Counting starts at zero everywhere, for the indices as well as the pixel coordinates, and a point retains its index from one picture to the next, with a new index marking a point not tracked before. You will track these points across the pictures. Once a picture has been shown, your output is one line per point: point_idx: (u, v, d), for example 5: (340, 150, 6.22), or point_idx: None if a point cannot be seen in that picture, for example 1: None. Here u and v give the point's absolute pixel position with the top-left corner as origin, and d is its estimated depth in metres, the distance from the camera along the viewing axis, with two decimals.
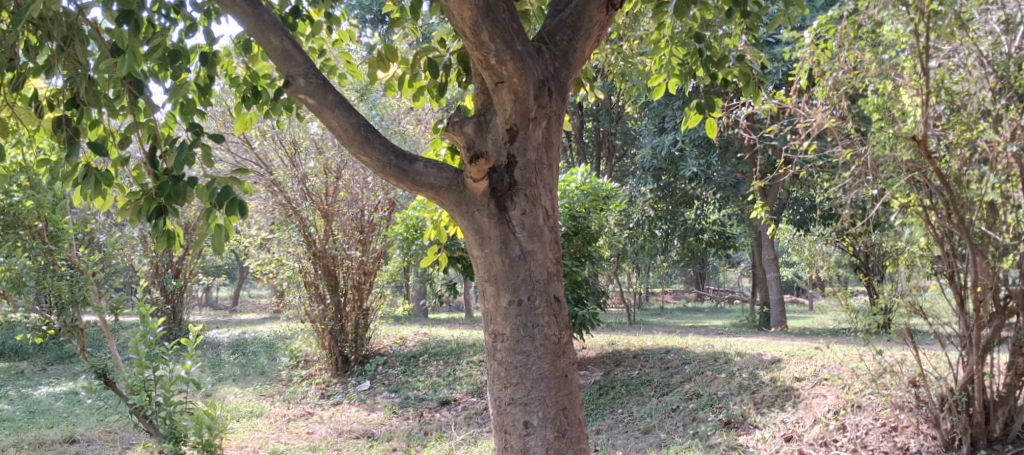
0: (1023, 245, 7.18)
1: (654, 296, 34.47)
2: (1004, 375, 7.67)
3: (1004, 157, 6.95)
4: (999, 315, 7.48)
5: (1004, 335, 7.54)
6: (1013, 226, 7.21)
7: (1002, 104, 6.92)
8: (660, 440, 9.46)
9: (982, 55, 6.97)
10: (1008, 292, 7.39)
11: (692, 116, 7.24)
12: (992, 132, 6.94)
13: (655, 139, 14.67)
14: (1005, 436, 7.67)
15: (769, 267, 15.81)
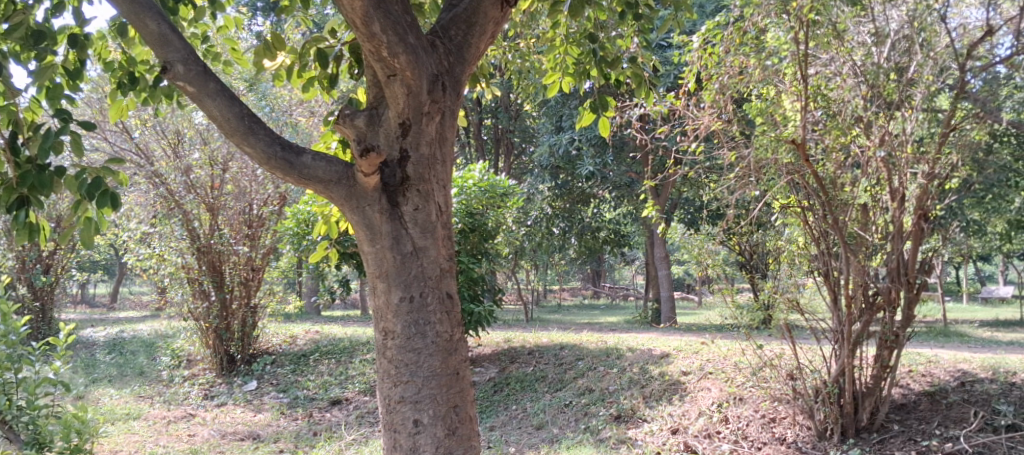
0: (890, 245, 7.66)
1: (551, 294, 34.76)
2: (871, 367, 8.08)
3: (874, 161, 7.45)
4: (868, 311, 7.84)
5: (872, 329, 7.90)
6: (881, 228, 7.69)
7: (873, 111, 7.33)
8: (552, 435, 9.59)
9: (855, 64, 7.40)
10: (877, 289, 7.77)
11: (584, 115, 7.34)
12: (865, 137, 7.44)
13: (552, 137, 14.77)
14: (871, 425, 8.12)
15: (661, 264, 16.21)
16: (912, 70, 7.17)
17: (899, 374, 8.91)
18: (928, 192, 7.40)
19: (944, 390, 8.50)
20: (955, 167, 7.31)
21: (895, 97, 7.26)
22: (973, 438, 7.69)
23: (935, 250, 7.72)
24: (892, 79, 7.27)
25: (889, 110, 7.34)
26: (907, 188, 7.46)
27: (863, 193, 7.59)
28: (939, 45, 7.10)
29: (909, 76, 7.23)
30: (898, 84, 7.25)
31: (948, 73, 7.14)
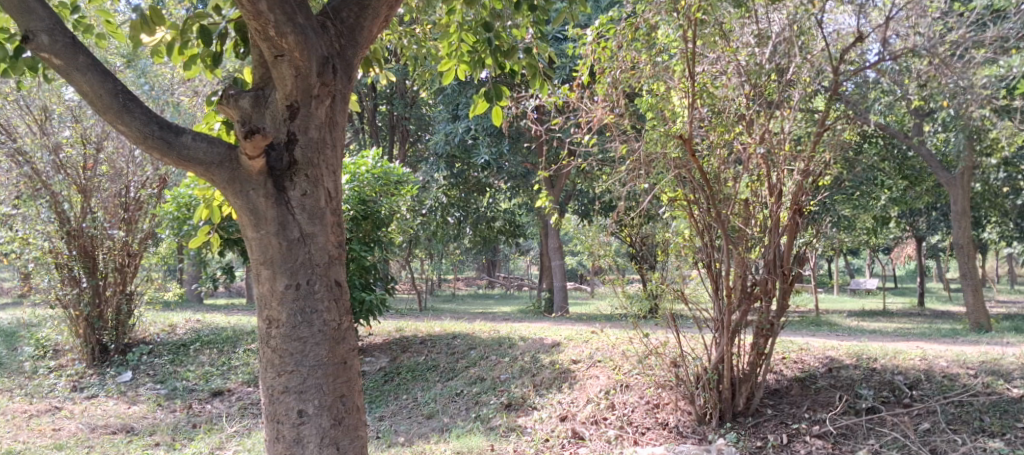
0: (769, 238, 7.99)
1: (445, 283, 34.61)
2: (747, 354, 8.44)
3: (754, 158, 7.76)
4: (746, 300, 8.20)
5: (750, 318, 8.28)
6: (760, 222, 8.01)
7: (755, 110, 7.74)
8: (442, 424, 9.59)
9: (739, 64, 7.74)
10: (755, 280, 8.15)
11: (478, 103, 7.35)
12: (746, 135, 7.73)
13: (449, 125, 14.50)
14: (747, 410, 8.49)
15: (554, 255, 16.36)
16: (791, 72, 7.68)
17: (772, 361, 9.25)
18: (803, 188, 7.81)
19: (814, 376, 8.93)
20: (826, 163, 7.82)
21: (775, 97, 7.77)
22: (837, 421, 8.25)
23: (809, 244, 8.12)
24: (773, 80, 7.76)
25: (769, 109, 7.80)
26: (784, 184, 7.83)
27: (744, 188, 7.95)
28: (816, 48, 7.72)
29: (788, 77, 7.72)
30: (779, 85, 7.75)
31: (823, 75, 7.79)
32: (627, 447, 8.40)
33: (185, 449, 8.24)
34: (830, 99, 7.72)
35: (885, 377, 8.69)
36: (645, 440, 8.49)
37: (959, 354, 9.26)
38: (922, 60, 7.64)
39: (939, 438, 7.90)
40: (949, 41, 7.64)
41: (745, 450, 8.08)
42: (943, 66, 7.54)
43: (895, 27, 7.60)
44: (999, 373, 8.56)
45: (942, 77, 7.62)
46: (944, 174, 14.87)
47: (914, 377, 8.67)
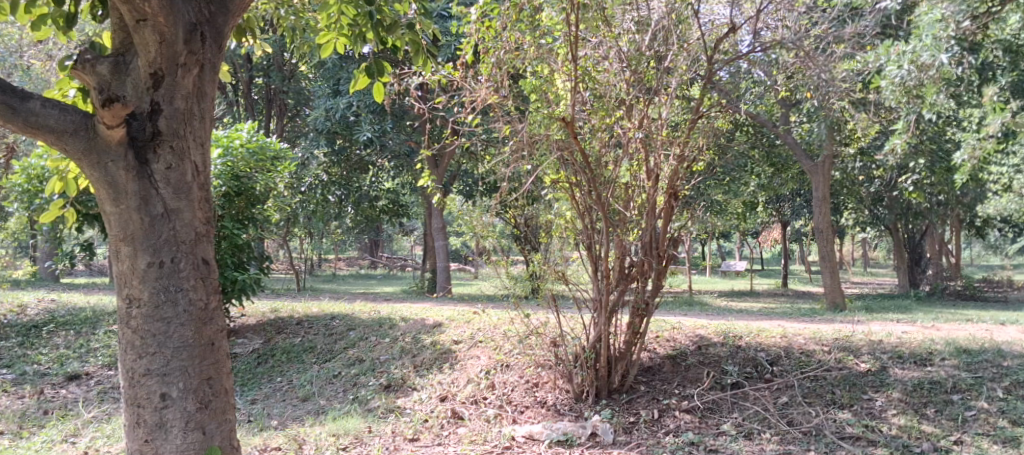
0: (647, 220, 8.19)
1: (326, 263, 33.94)
2: (623, 333, 8.67)
3: (633, 142, 7.85)
4: (623, 280, 8.42)
5: (627, 298, 8.53)
6: (638, 206, 8.20)
7: (635, 96, 7.86)
8: (318, 407, 9.41)
9: (620, 50, 7.85)
10: (632, 261, 8.37)
11: (359, 78, 7.18)
12: (626, 120, 7.88)
13: (329, 101, 14.11)
14: (622, 386, 8.72)
15: (437, 235, 16.22)
16: (669, 59, 7.89)
17: (647, 340, 9.49)
18: (678, 173, 8.02)
19: (684, 353, 9.21)
20: (699, 149, 8.07)
21: (654, 83, 7.87)
22: (705, 396, 8.54)
23: (684, 228, 8.38)
24: (653, 66, 7.90)
25: (648, 95, 7.90)
26: (661, 169, 7.99)
27: (624, 172, 8.09)
28: (692, 38, 8.03)
29: (666, 64, 7.92)
30: (658, 72, 7.91)
31: (699, 64, 8.14)
32: (506, 426, 8.43)
33: (35, 437, 7.80)
34: (706, 86, 7.95)
35: (749, 354, 9.05)
36: (523, 419, 8.54)
37: (816, 331, 9.73)
38: (788, 53, 8.21)
39: (795, 410, 8.26)
40: (814, 34, 8.23)
41: (619, 426, 8.24)
42: (808, 60, 8.11)
43: (765, 20, 8.11)
44: (850, 349, 9.03)
45: (807, 68, 8.15)
46: (807, 161, 15.54)
47: (775, 353, 9.06)
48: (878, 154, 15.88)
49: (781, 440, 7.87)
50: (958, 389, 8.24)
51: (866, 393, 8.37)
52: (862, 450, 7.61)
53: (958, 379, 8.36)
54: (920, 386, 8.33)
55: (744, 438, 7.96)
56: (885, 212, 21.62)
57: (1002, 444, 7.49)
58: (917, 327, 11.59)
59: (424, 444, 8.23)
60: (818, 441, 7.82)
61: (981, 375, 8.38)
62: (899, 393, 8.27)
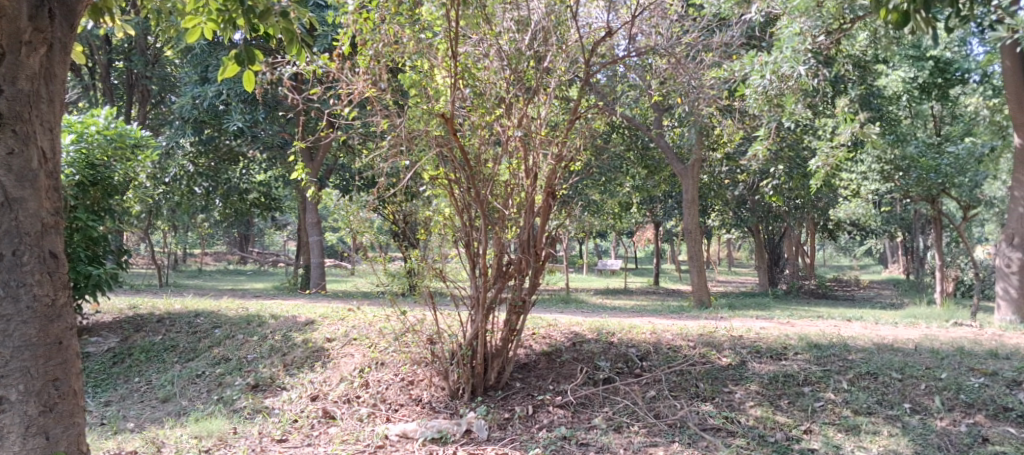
0: (525, 218, 8.13)
1: (191, 258, 32.71)
2: (500, 330, 8.66)
3: (512, 140, 7.94)
4: (500, 278, 8.35)
5: (504, 295, 8.46)
6: (517, 203, 8.14)
7: (514, 94, 7.90)
8: (179, 408, 9.02)
9: (500, 48, 7.85)
10: (509, 259, 8.29)
11: (228, 66, 6.89)
12: (506, 118, 7.91)
13: (196, 89, 13.54)
14: (497, 384, 8.72)
15: (312, 230, 15.85)
16: (547, 60, 8.03)
17: (522, 336, 9.58)
18: (556, 172, 8.04)
19: (559, 350, 9.30)
20: (576, 150, 8.13)
21: (534, 82, 7.95)
22: (577, 391, 8.61)
23: (562, 226, 8.43)
24: (532, 66, 8.00)
25: (527, 94, 7.96)
26: (539, 168, 8.01)
27: (503, 169, 8.08)
28: (570, 39, 8.09)
29: (545, 65, 8.05)
30: (537, 72, 8.00)
31: (577, 66, 8.20)
32: (379, 424, 8.30)
33: None
34: (583, 88, 7.99)
35: (620, 350, 9.22)
36: (396, 417, 8.44)
37: (683, 328, 10.00)
38: (660, 59, 8.55)
39: (662, 403, 8.43)
40: (685, 42, 8.49)
41: (493, 422, 8.20)
42: (678, 67, 8.38)
43: (639, 26, 8.31)
44: (713, 344, 9.32)
45: (679, 76, 8.50)
46: (678, 165, 15.99)
47: (644, 349, 9.27)
48: (743, 159, 16.49)
49: (647, 433, 8.01)
50: (809, 382, 8.58)
51: (727, 386, 8.63)
52: (722, 441, 7.83)
53: (808, 372, 8.71)
54: (776, 379, 8.65)
55: (613, 431, 8.06)
56: (748, 214, 22.51)
57: (846, 432, 7.86)
58: (777, 323, 12.05)
59: (293, 444, 8.00)
60: (682, 433, 8.00)
61: (829, 368, 8.76)
62: (756, 385, 8.57)
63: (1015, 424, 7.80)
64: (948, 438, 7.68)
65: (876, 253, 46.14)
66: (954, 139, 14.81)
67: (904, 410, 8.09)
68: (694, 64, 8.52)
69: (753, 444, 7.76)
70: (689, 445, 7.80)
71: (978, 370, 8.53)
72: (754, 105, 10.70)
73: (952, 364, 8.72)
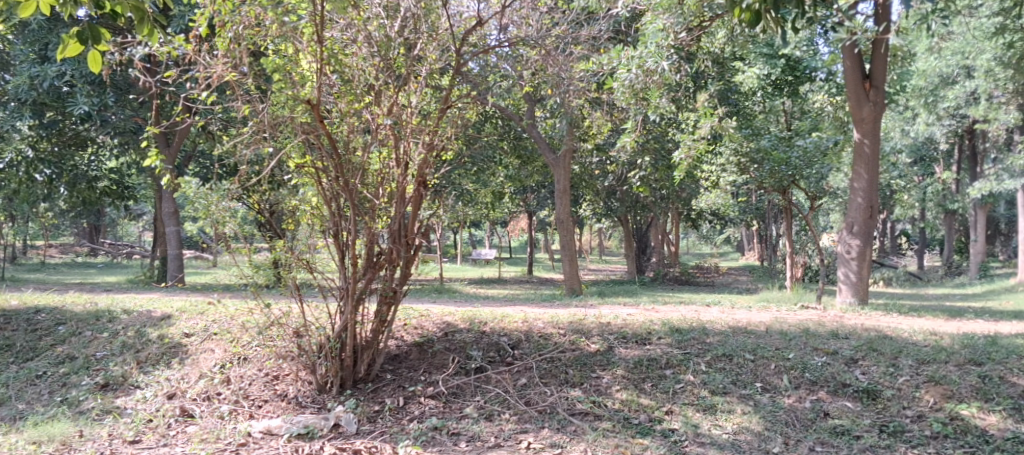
0: (395, 207, 8.04)
1: (35, 250, 30.71)
2: (370, 322, 8.51)
3: (382, 129, 7.77)
4: (370, 269, 8.20)
5: (374, 286, 8.28)
6: (387, 193, 8.04)
7: (383, 82, 7.74)
8: (16, 412, 8.45)
9: (370, 34, 7.74)
10: (380, 249, 8.18)
11: (69, 44, 6.41)
12: (376, 106, 7.75)
13: (35, 68, 12.66)
14: (368, 376, 8.55)
15: (169, 220, 15.09)
16: (418, 48, 7.91)
17: (393, 327, 9.30)
18: (428, 161, 7.96)
19: (431, 341, 9.16)
20: (448, 139, 8.03)
21: (404, 70, 7.84)
22: (449, 381, 8.57)
23: (436, 216, 8.37)
24: (402, 53, 7.85)
25: (396, 82, 7.82)
26: (410, 156, 7.89)
27: (374, 158, 7.93)
28: (441, 27, 8.00)
29: (416, 53, 7.92)
30: (407, 59, 7.88)
31: (448, 54, 8.13)
32: (241, 422, 8.01)
33: None
34: (455, 77, 7.94)
35: (493, 339, 9.17)
36: (261, 414, 8.17)
37: (553, 316, 10.00)
38: (532, 51, 8.54)
39: (533, 391, 8.47)
40: (554, 34, 8.67)
41: (363, 415, 8.08)
42: (549, 58, 8.61)
43: (510, 17, 8.34)
44: (582, 331, 9.35)
45: (550, 67, 8.76)
46: (550, 155, 16.12)
47: (516, 337, 9.23)
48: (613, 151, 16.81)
49: (518, 420, 8.08)
50: (671, 365, 8.74)
51: (595, 372, 8.70)
52: (590, 425, 7.99)
53: (669, 355, 8.87)
54: (640, 363, 8.76)
55: (484, 420, 8.08)
56: (617, 204, 22.97)
57: (704, 412, 8.13)
58: (641, 309, 12.34)
59: (146, 446, 7.66)
60: (552, 418, 8.10)
61: (689, 351, 8.94)
62: (622, 370, 8.67)
63: (853, 398, 8.21)
64: (795, 413, 8.06)
65: (735, 241, 48.00)
66: (804, 133, 15.41)
67: (756, 389, 8.39)
68: (564, 57, 8.80)
69: (618, 427, 7.96)
70: (558, 430, 7.93)
71: (821, 350, 8.86)
72: (621, 98, 10.92)
73: (798, 344, 9.03)
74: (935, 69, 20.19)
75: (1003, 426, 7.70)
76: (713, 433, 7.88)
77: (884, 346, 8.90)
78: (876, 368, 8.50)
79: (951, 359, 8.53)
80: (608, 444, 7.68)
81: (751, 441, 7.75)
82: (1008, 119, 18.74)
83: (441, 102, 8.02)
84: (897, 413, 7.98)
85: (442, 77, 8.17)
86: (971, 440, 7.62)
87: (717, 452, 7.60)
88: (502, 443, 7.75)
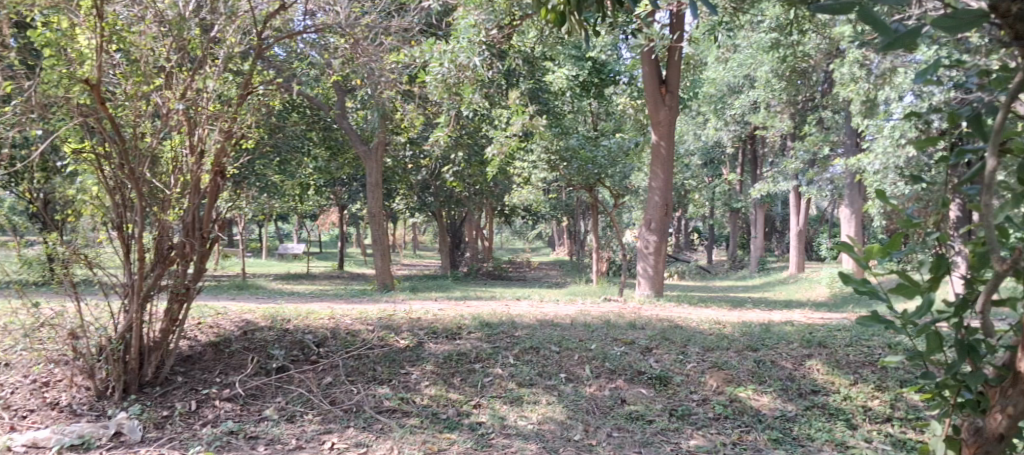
0: (188, 199, 7.40)
1: None
2: (159, 321, 7.76)
3: (174, 113, 7.10)
4: (160, 264, 7.48)
5: (164, 283, 7.55)
6: (181, 182, 7.36)
7: (174, 63, 7.15)
8: None
9: (161, 13, 7.06)
10: (172, 243, 7.47)
11: None
12: (167, 89, 7.11)
13: None
14: (155, 379, 7.78)
15: None
16: (216, 30, 7.33)
17: (186, 326, 8.65)
18: (225, 150, 7.36)
19: (228, 340, 8.56)
20: (249, 128, 7.46)
21: (199, 52, 7.26)
22: (247, 382, 7.93)
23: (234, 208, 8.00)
24: (197, 35, 7.28)
25: (191, 66, 7.26)
26: (206, 144, 7.26)
27: (164, 145, 7.26)
28: (242, 9, 7.42)
29: (213, 35, 7.34)
30: (203, 41, 7.29)
31: (248, 37, 7.54)
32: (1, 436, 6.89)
33: None
34: (255, 61, 7.42)
35: (296, 337, 8.69)
36: (24, 426, 7.11)
37: (362, 312, 9.77)
38: (341, 39, 8.16)
39: (338, 390, 7.97)
40: (364, 24, 8.27)
41: (149, 422, 7.23)
42: (360, 47, 8.18)
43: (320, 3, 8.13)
44: (392, 327, 9.06)
45: (359, 56, 8.28)
46: (361, 146, 15.67)
47: (321, 335, 8.79)
48: (426, 144, 16.61)
49: (321, 420, 7.47)
50: (480, 359, 8.53)
51: (404, 368, 8.34)
52: (397, 422, 7.48)
53: (479, 350, 8.68)
54: (450, 358, 8.50)
55: (285, 422, 7.43)
56: (432, 199, 22.81)
57: (510, 404, 7.81)
58: (451, 304, 12.16)
59: None
60: (357, 417, 7.58)
61: (498, 345, 8.81)
62: (432, 366, 8.36)
63: (647, 385, 8.16)
64: (595, 402, 7.88)
65: (546, 236, 49.36)
66: (608, 133, 15.92)
67: (560, 379, 8.23)
68: (375, 48, 8.42)
69: (426, 423, 7.48)
70: (364, 429, 7.34)
71: (620, 340, 8.98)
72: (434, 92, 10.65)
73: (600, 335, 9.15)
74: (722, 78, 21.38)
75: (773, 405, 7.77)
76: (519, 424, 7.49)
77: (674, 335, 9.17)
78: (668, 356, 8.65)
79: (732, 346, 8.82)
80: (415, 440, 7.11)
81: (554, 431, 7.38)
82: (782, 126, 20.09)
83: (241, 88, 7.47)
84: (684, 398, 7.95)
85: (244, 61, 7.74)
86: (747, 420, 7.57)
87: (523, 443, 7.14)
88: (303, 445, 7.05)
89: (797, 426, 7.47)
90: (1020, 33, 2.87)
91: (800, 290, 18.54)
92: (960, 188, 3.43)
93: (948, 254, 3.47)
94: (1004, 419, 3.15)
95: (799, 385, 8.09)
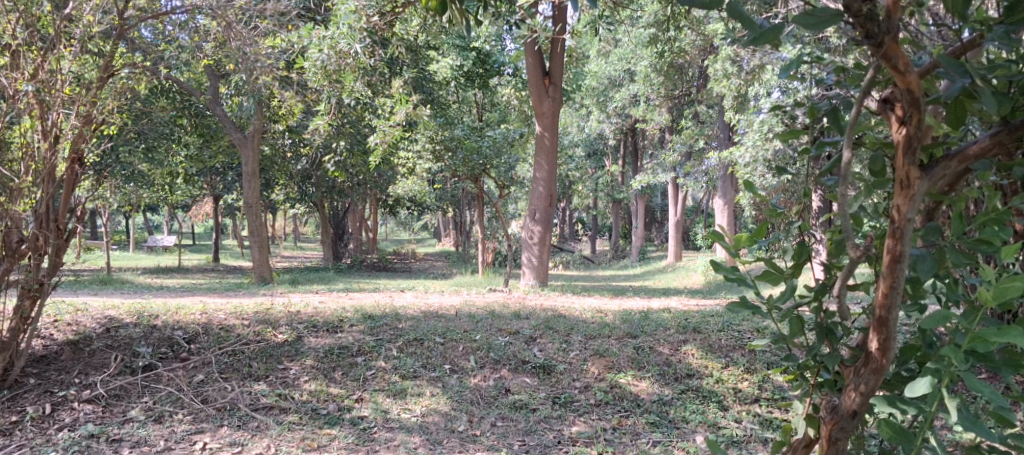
0: (42, 186, 6.66)
1: None
2: (8, 319, 6.98)
3: (22, 96, 6.33)
4: (9, 258, 6.68)
5: (13, 278, 6.81)
6: (32, 170, 6.59)
7: (20, 39, 6.36)
8: None
9: None
10: (24, 234, 6.72)
11: None
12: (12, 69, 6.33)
13: None
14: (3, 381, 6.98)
15: None
16: (72, 7, 6.54)
17: (40, 325, 7.94)
18: (84, 135, 6.76)
19: (88, 338, 7.88)
20: (108, 113, 6.84)
21: (52, 29, 6.51)
22: (109, 382, 7.26)
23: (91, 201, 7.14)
24: (49, 11, 6.50)
25: (38, 41, 6.49)
26: (61, 129, 6.63)
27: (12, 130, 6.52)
28: None
29: (67, 12, 6.55)
30: (57, 18, 6.54)
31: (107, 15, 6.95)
32: None
33: None
34: (116, 40, 6.88)
35: (164, 334, 8.07)
36: None
37: (235, 306, 9.20)
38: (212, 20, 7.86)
39: (210, 388, 7.38)
40: (238, 6, 7.81)
41: None
42: (230, 30, 7.96)
43: None
44: (268, 321, 8.54)
45: (230, 39, 8.09)
46: (236, 134, 14.87)
47: (192, 331, 8.20)
48: (303, 134, 16.00)
49: (193, 420, 6.88)
50: (362, 352, 8.09)
51: (281, 363, 7.84)
52: (274, 419, 6.95)
53: (361, 343, 8.25)
54: (330, 352, 8.04)
55: (153, 423, 6.82)
56: (313, 190, 22.08)
57: (393, 397, 7.39)
58: (331, 296, 11.67)
59: None
60: (231, 415, 6.99)
61: (381, 338, 8.41)
62: (311, 360, 7.89)
63: (530, 374, 7.90)
64: (479, 392, 7.55)
65: (430, 228, 48.91)
66: (493, 124, 15.71)
67: (444, 370, 7.88)
68: (248, 29, 8.18)
69: (306, 419, 6.98)
70: (238, 428, 6.77)
71: (504, 330, 8.73)
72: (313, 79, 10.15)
73: (485, 326, 8.88)
74: (604, 72, 21.51)
75: (651, 390, 7.61)
76: (401, 417, 7.07)
77: (558, 324, 9.00)
78: (552, 344, 8.44)
79: (613, 333, 8.69)
80: (294, 437, 6.62)
81: (438, 422, 6.99)
82: (661, 120, 20.33)
83: (101, 70, 6.86)
84: (567, 386, 7.71)
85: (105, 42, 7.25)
86: (625, 405, 7.40)
87: (405, 436, 6.72)
88: (172, 446, 6.44)
89: (673, 409, 7.33)
90: (869, 33, 2.53)
91: (678, 278, 18.82)
92: (820, 178, 3.25)
93: (811, 243, 3.31)
94: (857, 397, 2.84)
95: (675, 369, 7.97)
